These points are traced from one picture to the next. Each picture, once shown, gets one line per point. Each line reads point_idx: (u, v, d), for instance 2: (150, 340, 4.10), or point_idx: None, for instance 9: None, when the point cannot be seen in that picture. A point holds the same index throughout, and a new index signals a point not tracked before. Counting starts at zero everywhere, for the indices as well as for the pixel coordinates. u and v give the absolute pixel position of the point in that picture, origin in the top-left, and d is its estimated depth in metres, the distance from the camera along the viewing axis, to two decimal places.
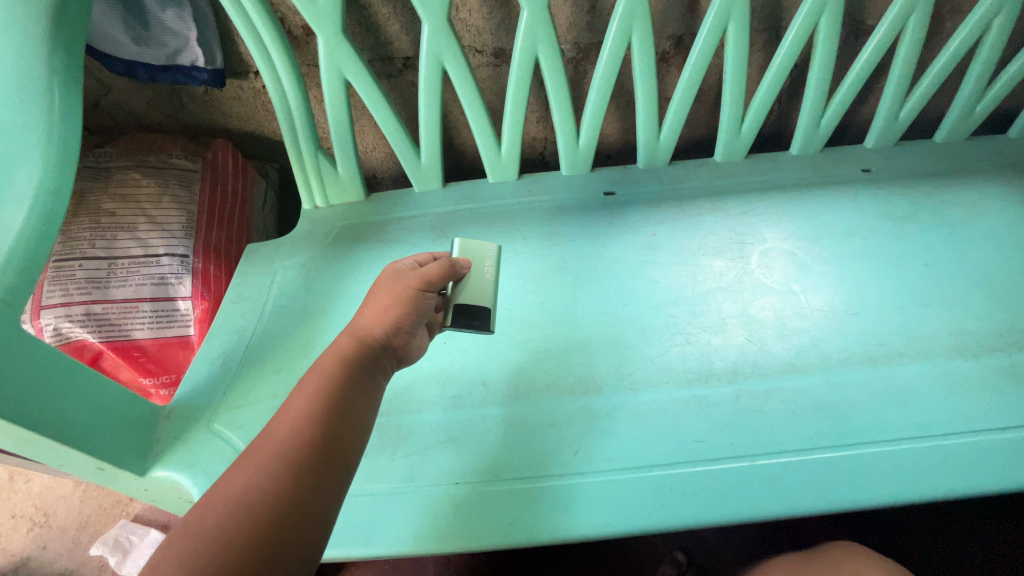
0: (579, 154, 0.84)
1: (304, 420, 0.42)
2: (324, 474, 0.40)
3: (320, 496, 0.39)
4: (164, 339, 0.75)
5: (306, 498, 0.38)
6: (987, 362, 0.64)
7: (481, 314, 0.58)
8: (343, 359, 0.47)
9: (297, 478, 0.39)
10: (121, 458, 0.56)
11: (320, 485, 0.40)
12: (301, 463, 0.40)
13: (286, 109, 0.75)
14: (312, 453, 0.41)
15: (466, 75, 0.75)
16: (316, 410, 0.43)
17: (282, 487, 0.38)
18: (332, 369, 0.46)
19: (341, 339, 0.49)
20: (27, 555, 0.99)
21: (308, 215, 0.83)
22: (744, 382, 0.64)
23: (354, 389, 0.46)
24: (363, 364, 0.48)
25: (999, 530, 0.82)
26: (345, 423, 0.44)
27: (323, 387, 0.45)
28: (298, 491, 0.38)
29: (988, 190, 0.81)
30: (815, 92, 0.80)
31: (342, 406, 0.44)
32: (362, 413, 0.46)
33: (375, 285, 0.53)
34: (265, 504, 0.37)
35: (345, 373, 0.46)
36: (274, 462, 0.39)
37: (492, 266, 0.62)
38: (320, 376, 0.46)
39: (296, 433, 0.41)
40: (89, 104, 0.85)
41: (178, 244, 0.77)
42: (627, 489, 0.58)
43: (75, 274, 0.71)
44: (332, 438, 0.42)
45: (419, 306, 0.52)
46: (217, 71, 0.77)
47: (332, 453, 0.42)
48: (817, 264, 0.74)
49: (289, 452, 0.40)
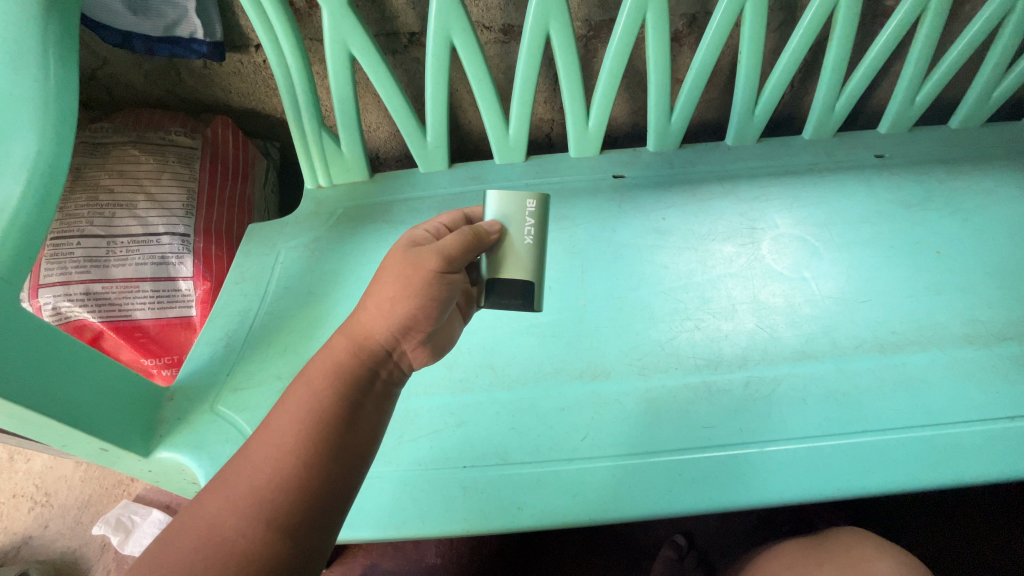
0: (588, 136, 0.82)
1: (285, 450, 0.40)
2: (306, 513, 0.39)
3: (303, 529, 0.39)
4: (166, 320, 0.74)
5: (284, 542, 0.38)
6: (998, 351, 0.63)
7: (525, 291, 0.54)
8: (337, 371, 0.44)
9: (275, 519, 0.38)
10: (126, 441, 0.55)
11: (302, 527, 0.39)
12: (280, 499, 0.39)
13: (289, 85, 0.73)
14: (293, 489, 0.39)
15: (475, 51, 0.72)
16: (298, 441, 0.41)
17: (258, 529, 0.37)
18: (321, 388, 0.43)
19: (341, 342, 0.46)
20: (27, 534, 0.98)
21: (313, 194, 0.81)
22: (754, 368, 0.64)
23: (348, 409, 0.43)
24: (362, 376, 0.45)
25: (995, 518, 0.83)
26: (335, 453, 0.41)
27: (309, 408, 0.42)
28: (275, 530, 0.38)
29: (1001, 178, 0.79)
30: (831, 74, 0.78)
31: (332, 428, 0.42)
32: (358, 435, 0.43)
33: (386, 265, 0.47)
34: (238, 548, 0.37)
35: (336, 389, 0.44)
36: (248, 494, 0.39)
37: (534, 227, 0.54)
38: (309, 395, 0.43)
39: (274, 463, 0.40)
40: (85, 77, 0.83)
41: (178, 223, 0.75)
42: (636, 473, 0.58)
43: (74, 252, 0.70)
44: (319, 472, 0.40)
45: (435, 296, 0.46)
46: (217, 45, 0.74)
47: (317, 489, 0.40)
48: (829, 250, 0.73)
49: (268, 487, 0.39)
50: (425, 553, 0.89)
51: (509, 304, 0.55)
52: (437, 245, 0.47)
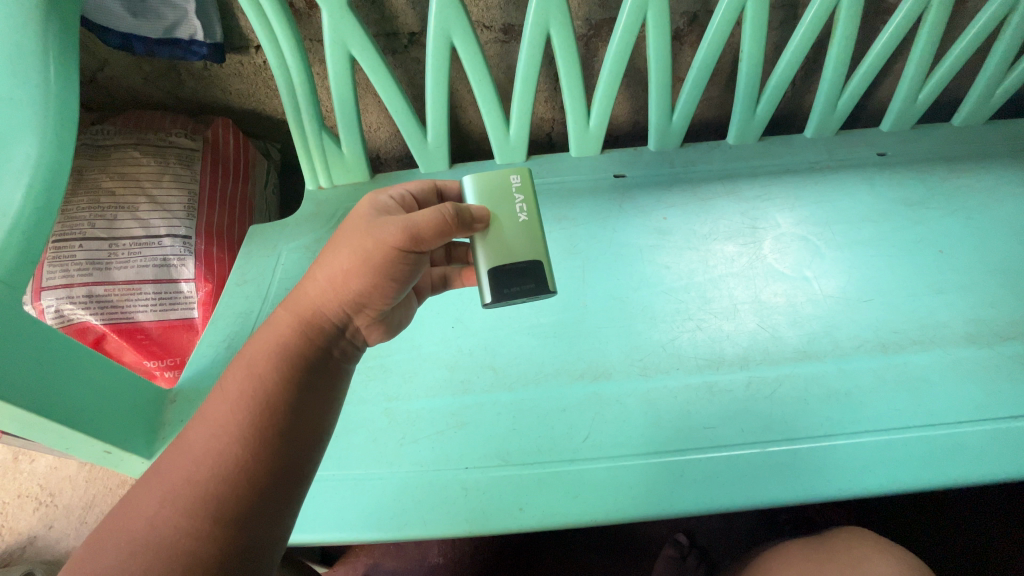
0: (589, 135, 0.82)
1: (226, 442, 0.40)
2: (253, 505, 0.39)
3: (250, 517, 0.38)
4: (168, 322, 0.74)
5: (232, 534, 0.37)
6: (1000, 350, 0.63)
7: (534, 272, 0.53)
8: (282, 356, 0.44)
9: (215, 509, 0.37)
10: (129, 444, 0.56)
11: (249, 518, 0.38)
12: (222, 489, 0.38)
13: (289, 86, 0.73)
14: (236, 481, 0.39)
15: (475, 51, 0.72)
16: (240, 429, 0.40)
17: (194, 520, 0.37)
18: (265, 373, 0.43)
19: (287, 321, 0.46)
20: (33, 533, 0.99)
21: (313, 196, 0.81)
22: (756, 368, 0.64)
23: (295, 395, 0.43)
24: (308, 358, 0.45)
25: (997, 518, 0.83)
26: (282, 439, 0.41)
27: (252, 394, 0.42)
28: (217, 521, 0.37)
29: (1003, 176, 0.79)
30: (833, 72, 0.78)
31: (277, 414, 0.42)
32: (306, 420, 0.43)
33: (345, 236, 0.47)
34: (176, 543, 0.36)
35: (280, 373, 0.43)
36: (188, 486, 0.38)
37: (523, 204, 0.55)
38: (252, 381, 0.43)
39: (215, 454, 0.39)
40: (85, 79, 0.82)
41: (179, 225, 0.75)
42: (639, 474, 0.58)
43: (76, 254, 0.70)
44: (264, 458, 0.40)
45: (395, 273, 0.46)
46: (217, 46, 0.74)
47: (264, 478, 0.40)
48: (831, 250, 0.73)
49: (205, 478, 0.38)
50: (427, 552, 0.89)
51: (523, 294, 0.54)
52: (405, 222, 0.45)
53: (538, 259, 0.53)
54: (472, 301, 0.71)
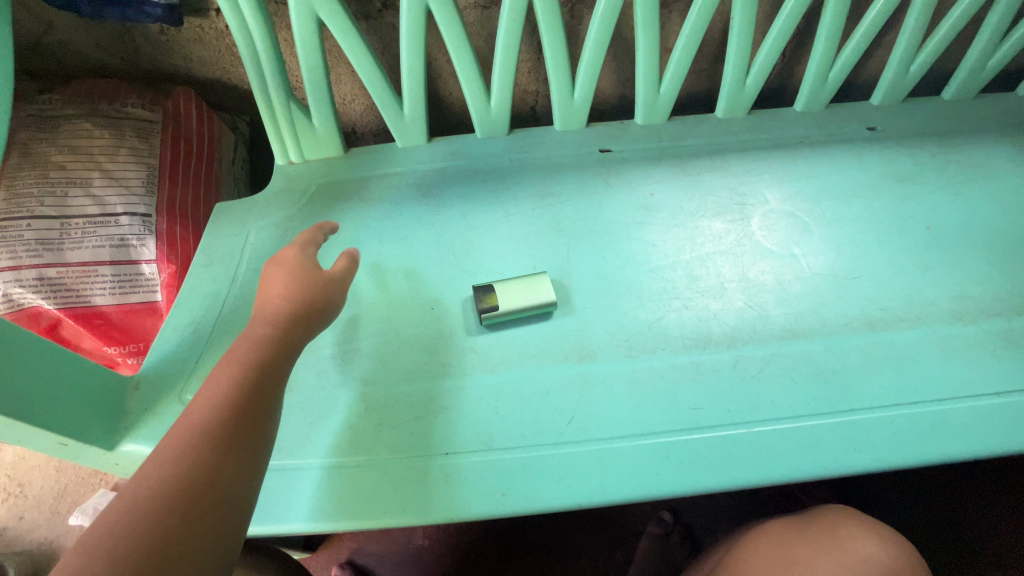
0: (574, 107, 0.79)
1: (229, 402, 0.38)
2: (239, 478, 0.35)
3: (250, 472, 0.36)
4: (129, 306, 0.70)
5: (236, 485, 0.35)
6: (986, 327, 0.63)
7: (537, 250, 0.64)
8: (269, 339, 0.44)
9: (224, 461, 0.35)
10: (88, 435, 0.53)
11: (235, 489, 0.34)
12: (228, 445, 0.36)
13: (251, 52, 0.67)
14: (241, 437, 0.37)
15: (452, 16, 0.68)
16: (241, 393, 0.39)
17: (206, 469, 0.34)
18: (228, 369, 0.40)
19: (246, 333, 0.45)
20: (3, 525, 0.96)
21: (283, 171, 0.77)
22: (742, 347, 0.63)
23: (285, 372, 0.43)
24: (290, 346, 0.45)
25: (973, 492, 0.85)
26: (277, 406, 0.41)
27: (249, 365, 0.41)
28: (227, 471, 0.34)
29: (992, 150, 0.78)
30: (826, 42, 0.75)
31: (273, 385, 0.41)
32: (289, 398, 0.43)
33: (293, 267, 0.50)
34: (190, 490, 0.32)
35: (272, 351, 0.43)
36: (195, 441, 0.35)
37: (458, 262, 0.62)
38: (216, 379, 0.39)
39: (218, 413, 0.37)
40: (29, 44, 0.76)
41: (138, 203, 0.70)
42: (624, 456, 0.56)
43: (23, 234, 0.65)
44: (264, 419, 0.39)
45: (334, 303, 0.51)
46: (173, 8, 0.68)
47: (248, 451, 0.37)
48: (819, 226, 0.72)
49: (212, 434, 0.36)
50: (412, 535, 0.88)
51: (540, 308, 0.64)
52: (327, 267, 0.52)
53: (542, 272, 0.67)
54: (452, 281, 0.69)
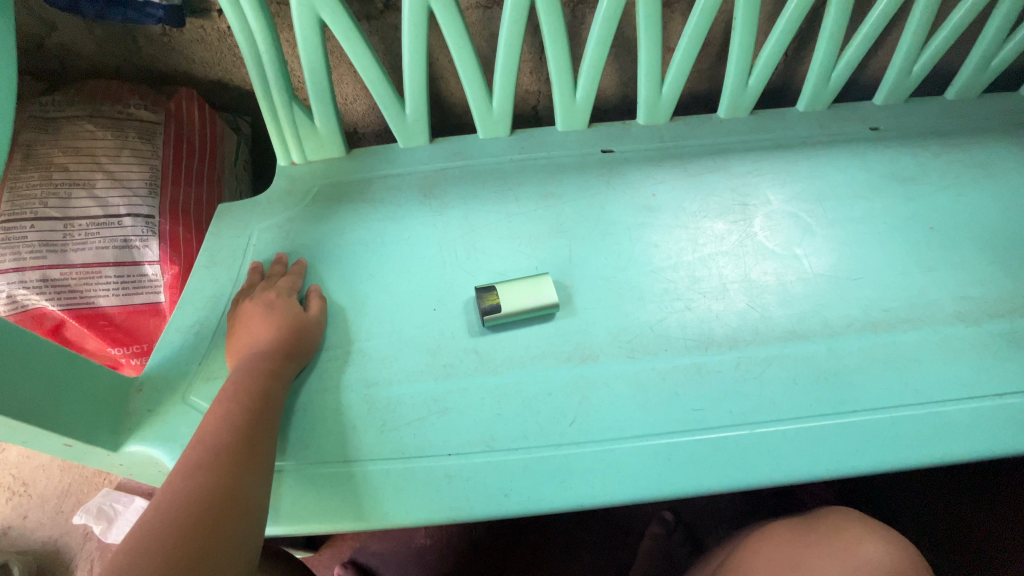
0: (576, 108, 0.78)
1: (213, 442, 0.46)
2: (239, 495, 0.43)
3: (247, 488, 0.44)
4: (132, 307, 0.70)
5: (237, 500, 0.43)
6: (988, 328, 0.63)
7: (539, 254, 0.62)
8: (244, 390, 0.52)
9: (223, 483, 0.43)
10: (93, 437, 0.53)
11: (236, 503, 0.43)
12: (221, 471, 0.44)
13: (253, 53, 0.67)
14: (229, 465, 0.45)
15: (454, 17, 0.68)
16: (224, 433, 0.47)
17: (210, 492, 0.42)
18: (219, 410, 0.49)
19: (230, 379, 0.54)
20: (8, 524, 0.96)
21: (285, 172, 0.77)
22: (744, 349, 0.62)
23: (260, 410, 0.51)
24: (263, 390, 0.53)
25: (975, 492, 0.85)
26: (255, 438, 0.49)
27: (231, 410, 0.50)
28: (226, 491, 0.43)
29: (995, 150, 0.78)
30: (828, 42, 0.75)
31: (251, 423, 0.49)
32: (268, 430, 0.51)
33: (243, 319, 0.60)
34: (199, 507, 0.40)
35: (249, 396, 0.52)
36: (192, 473, 0.43)
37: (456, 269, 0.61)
38: (209, 420, 0.48)
39: (207, 450, 0.45)
40: (31, 45, 0.76)
41: (141, 204, 0.70)
42: (626, 458, 0.57)
43: (27, 236, 0.65)
44: (246, 448, 0.47)
45: (310, 335, 0.62)
46: (175, 10, 0.68)
47: (240, 476, 0.45)
48: (821, 227, 0.72)
49: (206, 464, 0.44)
50: (413, 534, 0.89)
51: (542, 309, 0.64)
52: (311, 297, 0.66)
53: (545, 273, 0.67)
54: (454, 283, 0.69)
